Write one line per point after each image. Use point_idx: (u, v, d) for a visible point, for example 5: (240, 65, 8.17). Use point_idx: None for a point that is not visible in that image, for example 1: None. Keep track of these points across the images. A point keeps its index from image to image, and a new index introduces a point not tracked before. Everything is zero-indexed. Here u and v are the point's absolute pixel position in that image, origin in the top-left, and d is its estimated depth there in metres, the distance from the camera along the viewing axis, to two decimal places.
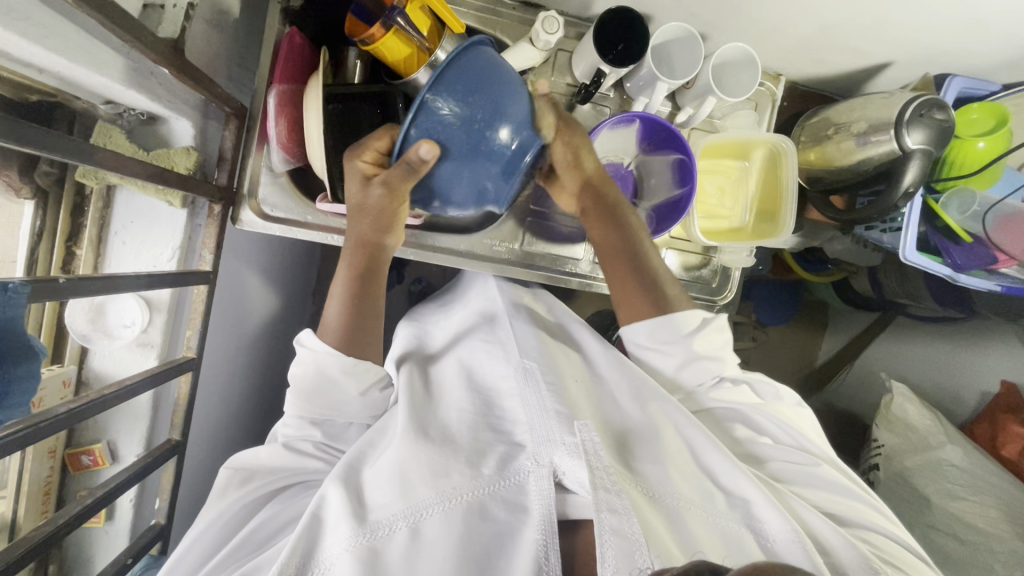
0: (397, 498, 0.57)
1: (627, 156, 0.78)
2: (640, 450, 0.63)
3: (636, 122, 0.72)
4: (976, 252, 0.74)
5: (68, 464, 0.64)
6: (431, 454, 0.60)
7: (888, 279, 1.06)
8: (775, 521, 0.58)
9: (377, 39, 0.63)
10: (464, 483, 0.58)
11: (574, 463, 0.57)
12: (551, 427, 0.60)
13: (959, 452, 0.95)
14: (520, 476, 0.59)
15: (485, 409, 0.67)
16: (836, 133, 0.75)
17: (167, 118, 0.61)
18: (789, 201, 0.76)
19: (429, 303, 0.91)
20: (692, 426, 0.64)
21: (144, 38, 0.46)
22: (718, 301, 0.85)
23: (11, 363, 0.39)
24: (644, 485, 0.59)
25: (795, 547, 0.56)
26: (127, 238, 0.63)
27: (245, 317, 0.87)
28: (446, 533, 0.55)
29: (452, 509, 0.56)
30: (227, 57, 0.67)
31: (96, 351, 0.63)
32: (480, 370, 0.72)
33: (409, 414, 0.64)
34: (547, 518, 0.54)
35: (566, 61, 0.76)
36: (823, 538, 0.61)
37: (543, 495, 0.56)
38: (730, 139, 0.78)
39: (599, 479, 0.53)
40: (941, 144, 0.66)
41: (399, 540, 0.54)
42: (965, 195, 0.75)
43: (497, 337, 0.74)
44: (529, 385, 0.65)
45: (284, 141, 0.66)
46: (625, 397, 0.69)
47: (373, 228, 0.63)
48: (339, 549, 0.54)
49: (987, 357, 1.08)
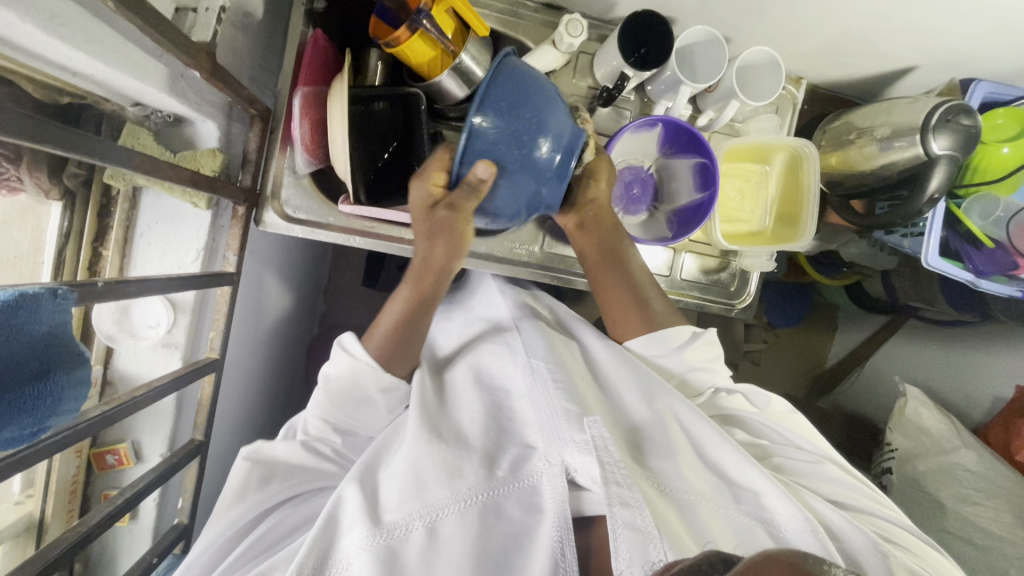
0: (411, 498, 0.56)
1: (648, 159, 0.78)
2: (651, 447, 0.63)
3: (659, 125, 0.72)
4: (997, 258, 0.74)
5: (93, 465, 0.64)
6: (444, 454, 0.59)
7: (902, 283, 1.06)
8: (788, 511, 0.58)
9: (401, 41, 0.63)
10: (479, 483, 0.58)
11: (585, 459, 0.57)
12: (560, 425, 0.60)
13: (972, 456, 0.96)
14: (534, 477, 0.59)
15: (495, 410, 0.67)
16: (858, 137, 0.75)
17: (193, 121, 0.62)
18: (811, 206, 0.75)
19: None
20: (697, 419, 0.64)
21: (180, 44, 0.46)
22: (737, 305, 0.85)
23: (63, 371, 0.39)
24: (655, 480, 0.59)
25: (808, 535, 0.56)
26: (151, 239, 0.63)
27: (260, 316, 0.87)
28: (463, 532, 0.55)
29: (468, 508, 0.56)
30: (252, 58, 0.67)
31: (120, 351, 0.63)
32: (487, 370, 0.72)
33: (420, 414, 0.63)
34: (562, 515, 0.55)
35: (587, 65, 0.77)
36: (834, 525, 0.61)
37: (557, 494, 0.57)
38: (752, 143, 0.78)
39: (610, 474, 0.53)
40: (967, 151, 0.66)
41: (417, 541, 0.54)
42: (988, 200, 0.75)
43: (504, 337, 0.73)
44: (538, 386, 0.65)
45: (308, 143, 0.67)
46: (630, 395, 0.68)
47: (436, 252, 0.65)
48: (356, 549, 0.54)
49: (1002, 361, 1.08)
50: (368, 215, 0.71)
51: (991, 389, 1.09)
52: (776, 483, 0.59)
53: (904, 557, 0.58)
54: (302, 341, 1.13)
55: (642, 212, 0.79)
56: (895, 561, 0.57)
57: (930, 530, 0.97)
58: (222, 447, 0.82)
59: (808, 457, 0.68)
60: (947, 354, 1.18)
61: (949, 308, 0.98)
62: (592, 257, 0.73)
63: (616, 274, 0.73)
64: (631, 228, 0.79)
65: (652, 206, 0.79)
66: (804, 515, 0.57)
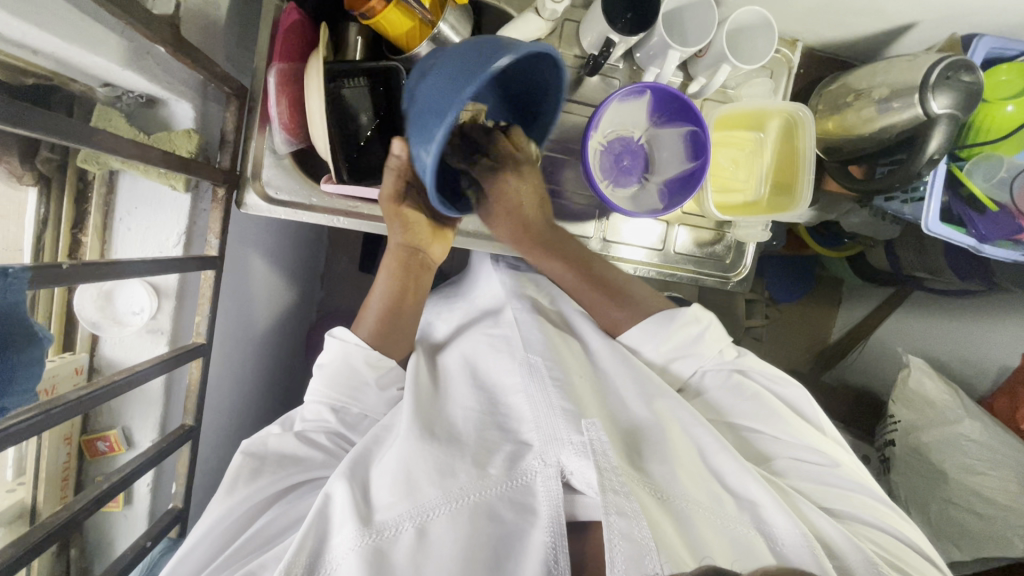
0: (403, 498, 0.56)
1: (637, 130, 0.75)
2: (649, 449, 0.63)
3: (647, 92, 0.69)
4: (1003, 223, 0.71)
5: (85, 451, 0.64)
6: (438, 453, 0.59)
7: (905, 252, 1.04)
8: (783, 522, 0.58)
9: (376, 13, 0.61)
10: (471, 483, 0.58)
11: (581, 462, 0.57)
12: (558, 425, 0.60)
13: (979, 427, 0.94)
14: (527, 476, 0.60)
15: (490, 407, 0.67)
16: (856, 100, 0.72)
17: (167, 101, 0.60)
18: (806, 172, 0.73)
19: (433, 296, 0.91)
20: (699, 426, 0.64)
21: (139, 15, 0.45)
22: (732, 277, 0.84)
23: (13, 351, 0.38)
24: (653, 487, 0.59)
25: (803, 550, 0.56)
26: (131, 225, 0.62)
27: (254, 302, 0.86)
28: (453, 534, 0.55)
29: (458, 509, 0.56)
30: (226, 36, 0.65)
31: (106, 338, 0.63)
32: (483, 364, 0.73)
33: (413, 412, 0.63)
34: (555, 520, 0.56)
35: (574, 34, 0.74)
36: (832, 542, 0.60)
37: (550, 496, 0.57)
38: (746, 109, 0.75)
39: (607, 481, 0.53)
40: (968, 109, 0.64)
41: (406, 541, 0.54)
42: (992, 161, 0.73)
43: (501, 332, 0.75)
44: (534, 382, 0.66)
45: (286, 122, 0.65)
46: (630, 396, 0.68)
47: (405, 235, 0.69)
48: (346, 549, 0.53)
49: (1007, 329, 1.06)
50: (350, 194, 0.69)
51: (998, 358, 1.08)
52: (777, 497, 0.59)
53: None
54: (300, 326, 1.13)
55: (632, 184, 0.76)
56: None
57: (933, 501, 0.97)
58: (220, 432, 0.83)
59: (820, 460, 0.66)
60: (953, 326, 1.16)
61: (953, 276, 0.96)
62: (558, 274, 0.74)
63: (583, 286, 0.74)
64: (623, 200, 0.75)
65: (644, 177, 0.77)
66: (801, 530, 0.57)
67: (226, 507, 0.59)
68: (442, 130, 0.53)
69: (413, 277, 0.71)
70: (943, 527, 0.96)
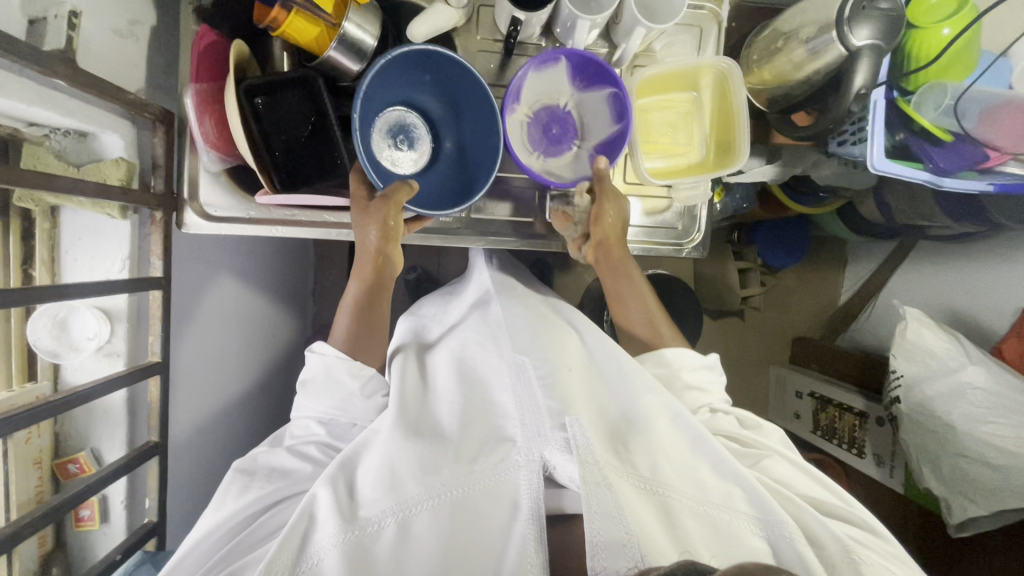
0: (385, 495, 0.59)
1: (563, 96, 0.74)
2: (635, 440, 0.63)
3: (562, 59, 0.68)
4: (958, 151, 0.69)
5: (57, 475, 0.67)
6: (421, 451, 0.62)
7: (897, 202, 1.01)
8: (773, 514, 0.59)
9: (281, 22, 0.63)
10: (453, 479, 0.61)
11: (564, 458, 0.61)
12: (542, 421, 0.63)
13: (982, 375, 0.92)
14: (510, 471, 0.62)
15: (474, 403, 0.69)
16: (785, 44, 0.68)
17: (95, 134, 0.64)
18: (743, 126, 0.71)
19: (433, 296, 0.93)
20: (687, 417, 0.64)
21: (18, 50, 0.47)
22: (686, 245, 0.82)
23: None
24: (638, 477, 0.61)
25: (782, 541, 0.59)
26: (78, 255, 0.66)
27: (236, 321, 0.90)
28: (433, 528, 0.58)
29: (439, 505, 0.59)
30: (150, 67, 0.68)
31: (66, 365, 0.66)
32: (472, 361, 0.74)
33: (401, 411, 0.65)
34: (536, 511, 0.58)
35: (491, 21, 0.74)
36: (813, 532, 0.62)
37: (533, 488, 0.60)
38: (674, 70, 0.73)
39: (588, 474, 0.57)
40: (892, 36, 0.61)
41: (388, 536, 0.57)
42: (936, 90, 0.69)
43: (490, 327, 0.75)
44: (520, 382, 0.67)
45: (213, 140, 0.67)
46: (619, 385, 0.68)
47: (376, 237, 0.69)
48: (328, 544, 0.56)
49: (1009, 273, 1.04)
50: (285, 203, 0.71)
51: (1009, 305, 1.04)
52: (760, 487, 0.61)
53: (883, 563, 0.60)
54: (293, 341, 1.17)
55: (563, 153, 0.76)
56: (868, 570, 0.59)
57: (945, 456, 0.95)
58: (205, 449, 0.86)
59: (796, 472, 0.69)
60: (961, 273, 1.14)
61: (948, 220, 0.95)
62: (614, 288, 0.79)
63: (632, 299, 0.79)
64: (559, 170, 0.74)
65: (575, 144, 0.76)
66: (783, 519, 0.59)
67: (220, 518, 0.63)
68: (353, 110, 0.61)
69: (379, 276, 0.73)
70: (957, 481, 0.94)
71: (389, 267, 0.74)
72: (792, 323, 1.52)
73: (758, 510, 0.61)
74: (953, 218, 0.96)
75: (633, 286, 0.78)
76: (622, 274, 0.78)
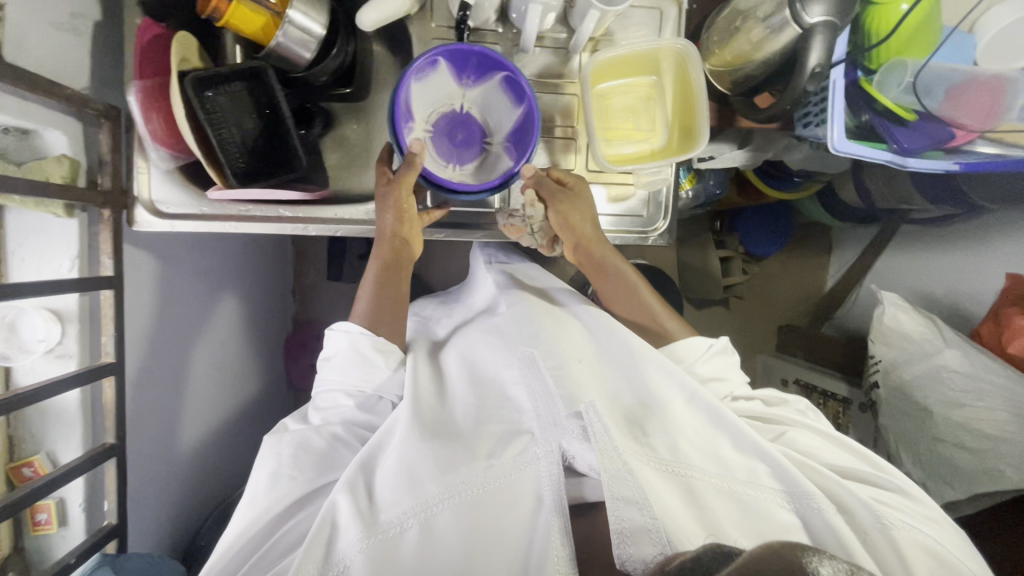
0: (406, 496, 0.58)
1: (457, 100, 0.73)
2: (652, 421, 0.61)
3: (439, 59, 0.67)
4: (923, 131, 0.68)
5: (12, 479, 0.66)
6: (439, 450, 0.61)
7: (875, 185, 0.99)
8: (798, 483, 0.57)
9: (223, 12, 0.61)
10: (473, 475, 0.59)
11: (582, 446, 0.60)
12: (557, 412, 0.61)
13: (957, 356, 0.91)
14: (531, 463, 0.60)
15: (488, 400, 0.68)
16: (744, 22, 0.67)
17: (38, 131, 0.62)
18: (703, 108, 0.69)
19: (433, 302, 0.94)
20: (701, 394, 0.62)
21: None
22: (651, 233, 0.80)
23: None
24: (659, 459, 0.59)
25: (814, 511, 0.56)
26: (25, 255, 0.64)
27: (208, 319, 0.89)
28: (456, 524, 0.57)
29: (461, 502, 0.58)
30: (96, 62, 0.67)
31: (18, 367, 0.65)
32: (481, 358, 0.72)
33: (415, 409, 0.63)
34: (559, 503, 0.56)
35: (446, 10, 0.73)
36: (842, 496, 0.59)
37: (553, 479, 0.58)
38: (633, 55, 0.72)
39: (605, 459, 0.55)
40: (847, 13, 0.59)
41: (411, 537, 0.56)
42: (897, 68, 0.67)
43: (495, 326, 0.75)
44: (533, 374, 0.65)
45: (162, 136, 0.66)
46: (624, 373, 0.67)
47: (392, 219, 0.69)
48: (352, 550, 0.55)
49: (990, 254, 1.03)
50: (238, 198, 0.70)
51: (990, 287, 1.03)
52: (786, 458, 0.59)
53: (910, 529, 0.57)
54: (271, 340, 1.17)
55: (474, 155, 0.75)
56: (899, 535, 0.56)
57: (923, 440, 0.94)
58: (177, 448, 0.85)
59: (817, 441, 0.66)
60: (942, 256, 1.13)
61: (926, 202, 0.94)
62: (599, 285, 0.78)
63: (618, 294, 0.78)
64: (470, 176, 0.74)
65: (484, 145, 0.75)
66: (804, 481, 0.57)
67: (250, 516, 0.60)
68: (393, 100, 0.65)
69: (397, 261, 0.72)
70: (936, 465, 0.93)
71: (406, 249, 0.72)
72: (778, 311, 1.51)
73: (784, 482, 0.58)
74: (932, 201, 0.94)
75: (618, 282, 0.77)
76: (603, 271, 0.77)
